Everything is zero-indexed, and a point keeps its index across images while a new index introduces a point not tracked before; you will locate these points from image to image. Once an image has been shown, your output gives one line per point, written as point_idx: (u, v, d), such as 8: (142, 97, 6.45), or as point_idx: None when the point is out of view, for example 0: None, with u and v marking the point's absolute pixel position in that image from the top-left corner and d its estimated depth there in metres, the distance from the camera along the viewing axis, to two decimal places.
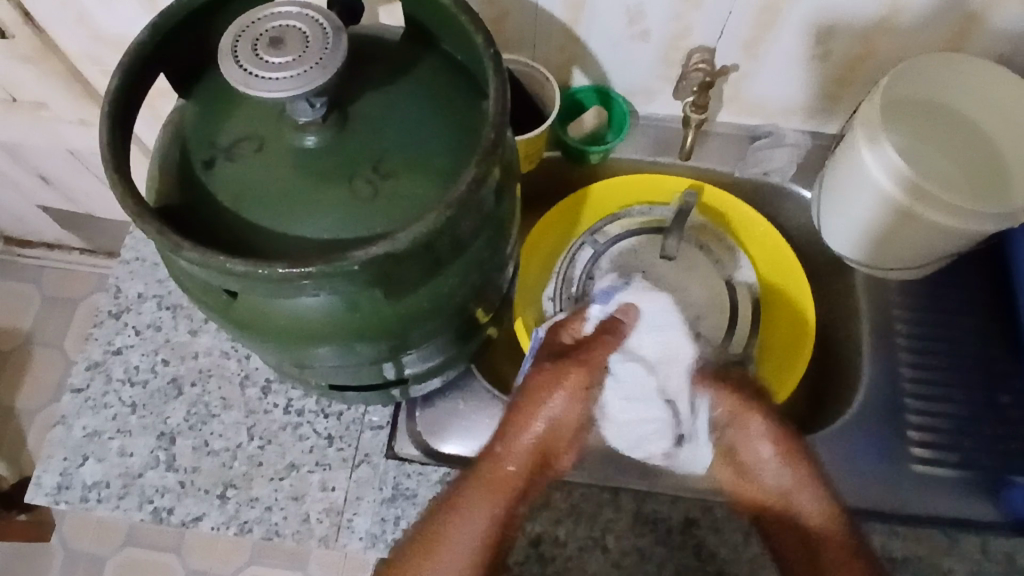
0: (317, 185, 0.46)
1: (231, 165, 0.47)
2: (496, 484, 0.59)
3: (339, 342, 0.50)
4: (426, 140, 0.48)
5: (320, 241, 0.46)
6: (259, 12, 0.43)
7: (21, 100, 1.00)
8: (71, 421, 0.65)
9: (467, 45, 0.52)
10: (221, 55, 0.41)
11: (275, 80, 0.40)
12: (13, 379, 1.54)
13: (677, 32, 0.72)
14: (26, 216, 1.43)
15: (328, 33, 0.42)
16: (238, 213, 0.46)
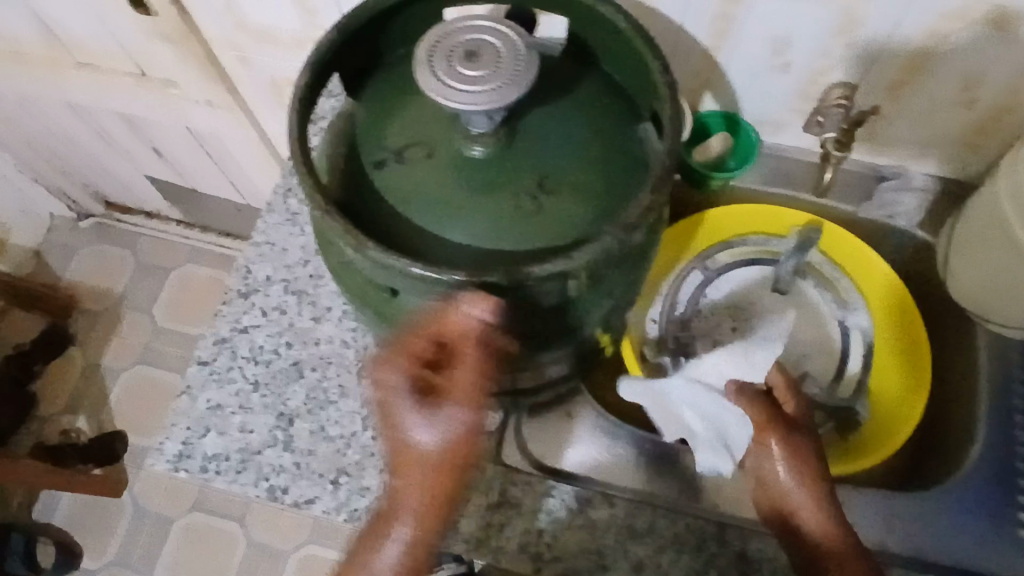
0: (482, 195, 0.47)
1: (401, 167, 0.48)
2: (382, 520, 0.59)
3: (484, 348, 0.51)
4: (592, 160, 0.49)
5: (489, 254, 0.46)
6: (453, 24, 0.44)
7: (153, 77, 1.04)
8: (195, 393, 0.68)
9: (634, 66, 0.52)
10: (418, 65, 0.43)
11: (469, 94, 0.41)
12: (102, 338, 1.61)
13: (820, 65, 0.70)
14: (131, 183, 1.49)
15: (522, 51, 0.42)
16: (405, 216, 0.47)
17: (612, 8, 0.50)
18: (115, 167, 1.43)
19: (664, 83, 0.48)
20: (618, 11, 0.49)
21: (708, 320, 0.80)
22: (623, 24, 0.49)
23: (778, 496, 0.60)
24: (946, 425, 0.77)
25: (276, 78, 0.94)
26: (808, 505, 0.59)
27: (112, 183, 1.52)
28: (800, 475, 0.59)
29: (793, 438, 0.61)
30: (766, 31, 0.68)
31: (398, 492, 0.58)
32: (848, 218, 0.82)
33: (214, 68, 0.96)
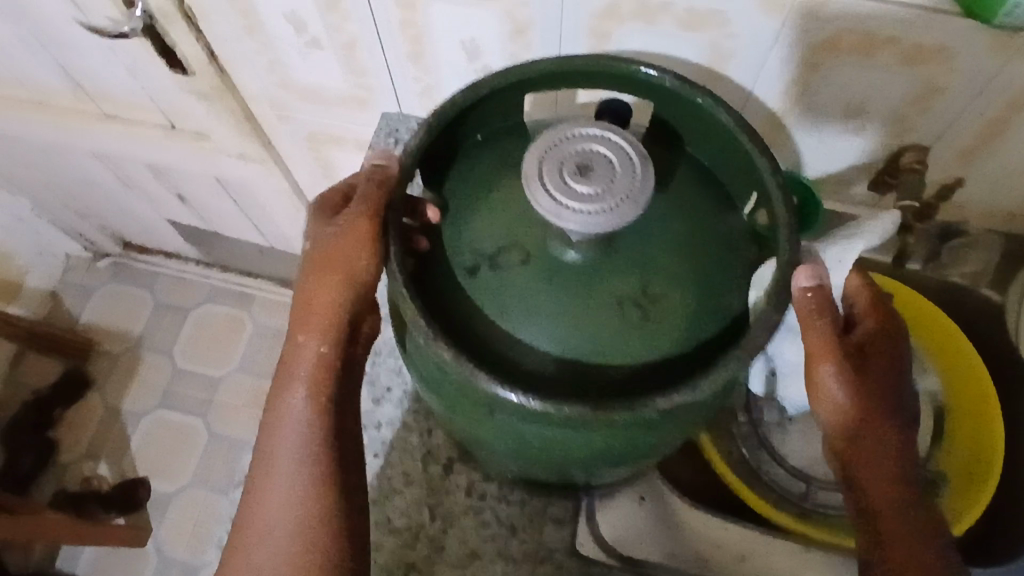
0: (585, 305, 0.44)
1: (494, 275, 0.45)
2: (290, 369, 0.52)
3: (585, 459, 0.48)
4: (695, 264, 0.46)
5: (599, 373, 0.44)
6: (561, 131, 0.41)
7: (183, 128, 1.01)
8: None
9: (733, 157, 0.49)
10: (525, 173, 0.40)
11: (586, 215, 0.38)
12: (121, 380, 1.58)
13: (894, 130, 0.68)
14: (150, 224, 1.46)
15: (636, 166, 0.40)
16: (505, 329, 0.44)
17: (714, 100, 0.46)
18: (135, 210, 1.40)
19: (776, 186, 0.45)
20: (722, 103, 0.46)
21: None
22: (727, 118, 0.46)
23: (837, 420, 0.53)
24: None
25: (315, 134, 0.91)
26: (863, 432, 0.53)
27: (131, 224, 1.49)
28: (856, 407, 0.52)
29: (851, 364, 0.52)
30: (841, 97, 0.65)
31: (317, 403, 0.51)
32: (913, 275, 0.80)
33: (250, 123, 0.93)
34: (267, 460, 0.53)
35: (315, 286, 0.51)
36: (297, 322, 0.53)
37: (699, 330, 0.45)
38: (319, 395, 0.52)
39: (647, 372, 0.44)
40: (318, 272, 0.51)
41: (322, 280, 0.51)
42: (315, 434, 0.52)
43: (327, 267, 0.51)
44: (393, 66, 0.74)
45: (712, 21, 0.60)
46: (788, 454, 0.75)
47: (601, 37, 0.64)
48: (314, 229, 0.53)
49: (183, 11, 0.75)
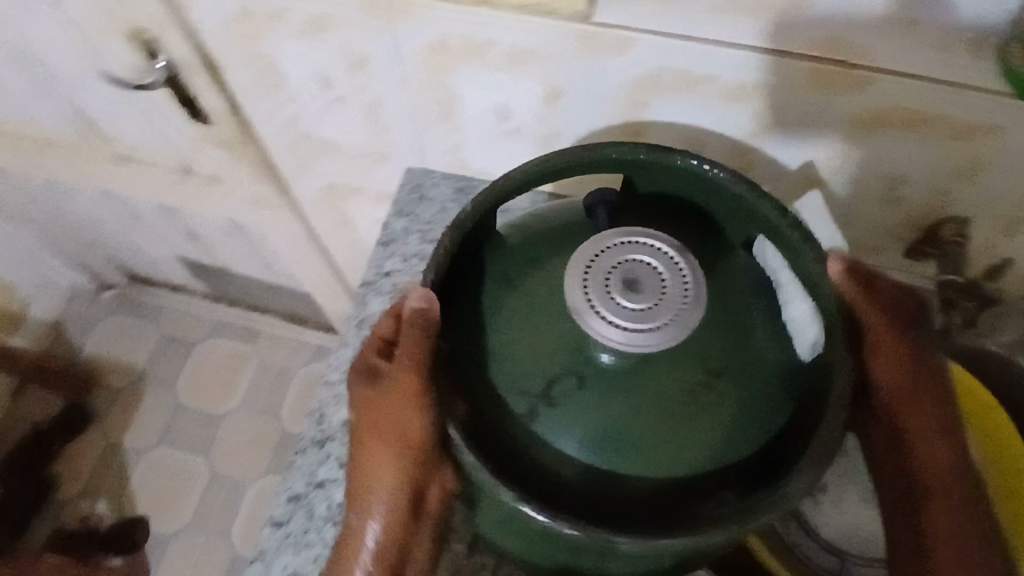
0: (625, 412, 0.42)
1: (528, 374, 0.43)
2: (362, 503, 0.52)
3: (640, 570, 0.47)
4: (740, 363, 0.44)
5: (644, 488, 0.42)
6: (590, 252, 0.44)
7: (198, 172, 0.99)
8: (270, 559, 0.62)
9: (782, 248, 0.48)
10: (572, 283, 0.43)
11: (658, 330, 0.41)
12: (122, 416, 1.55)
13: (934, 201, 0.67)
14: (158, 259, 1.44)
15: (683, 281, 0.43)
16: (543, 436, 0.43)
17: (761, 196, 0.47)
18: (144, 245, 1.38)
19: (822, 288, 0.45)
20: (767, 198, 0.46)
21: None
22: (768, 211, 0.47)
23: (887, 386, 0.56)
24: None
25: (334, 185, 0.89)
26: (895, 367, 0.55)
27: (138, 258, 1.47)
28: (899, 365, 0.55)
29: (877, 302, 0.54)
30: (881, 169, 0.64)
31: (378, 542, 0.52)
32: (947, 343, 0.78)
33: (268, 172, 0.91)
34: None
35: (370, 430, 0.51)
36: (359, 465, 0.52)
37: (737, 443, 0.43)
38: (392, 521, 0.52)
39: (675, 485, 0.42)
40: (372, 424, 0.51)
41: (375, 430, 0.51)
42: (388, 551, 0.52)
43: (377, 417, 0.50)
44: (420, 125, 0.73)
45: (756, 94, 0.59)
46: (818, 526, 0.74)
47: (639, 106, 0.63)
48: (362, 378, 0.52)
49: (208, 65, 0.74)
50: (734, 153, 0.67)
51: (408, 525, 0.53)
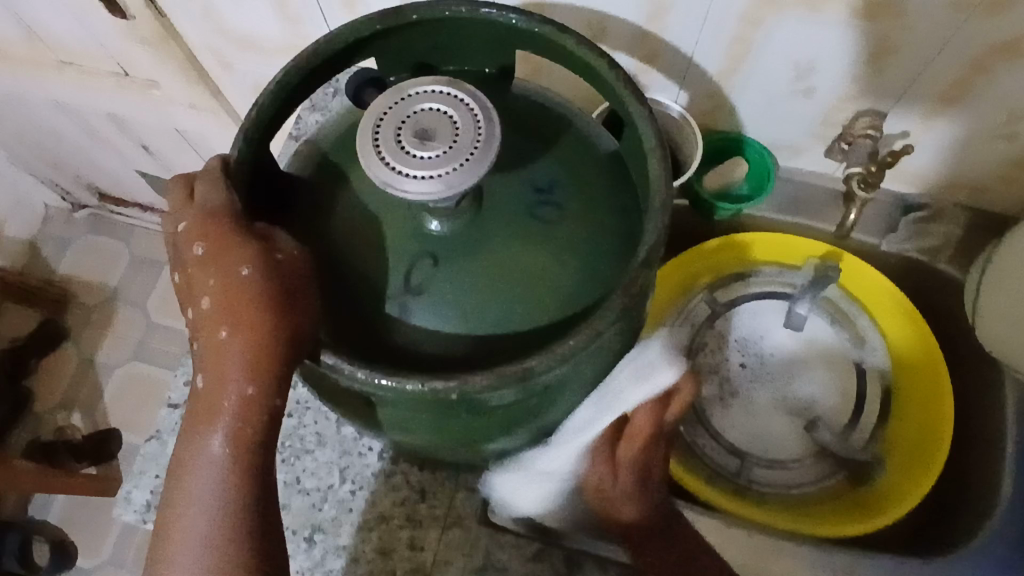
0: (448, 271, 0.41)
1: (351, 238, 0.42)
2: (204, 409, 0.37)
3: (491, 438, 0.45)
4: (571, 230, 0.43)
5: (465, 345, 0.41)
6: (367, 123, 0.37)
7: (133, 76, 0.97)
8: (165, 438, 0.64)
9: (636, 139, 0.45)
10: (364, 155, 0.36)
11: (471, 162, 0.35)
12: (95, 334, 1.57)
13: (847, 93, 0.65)
14: (122, 177, 1.43)
15: (480, 123, 0.37)
16: (365, 297, 0.42)
17: (605, 61, 0.43)
18: (106, 163, 1.37)
19: (652, 152, 0.41)
20: (613, 64, 0.43)
21: (715, 357, 0.77)
22: (603, 67, 0.43)
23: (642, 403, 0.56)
24: (974, 475, 0.71)
25: (259, 84, 0.88)
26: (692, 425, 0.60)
27: (103, 178, 1.46)
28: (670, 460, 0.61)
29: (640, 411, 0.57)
30: (789, 57, 0.62)
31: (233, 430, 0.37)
32: (870, 250, 0.76)
33: (195, 72, 0.89)
34: (178, 503, 0.38)
35: (215, 315, 0.37)
36: (201, 365, 0.37)
37: (572, 299, 0.42)
38: (245, 439, 0.37)
39: (502, 348, 0.41)
40: (219, 307, 0.36)
41: (226, 317, 0.36)
42: (236, 477, 0.38)
43: (227, 298, 0.36)
44: (327, 14, 0.72)
45: None
46: (724, 428, 0.74)
47: None
48: (201, 246, 0.37)
49: None
50: (638, 43, 0.64)
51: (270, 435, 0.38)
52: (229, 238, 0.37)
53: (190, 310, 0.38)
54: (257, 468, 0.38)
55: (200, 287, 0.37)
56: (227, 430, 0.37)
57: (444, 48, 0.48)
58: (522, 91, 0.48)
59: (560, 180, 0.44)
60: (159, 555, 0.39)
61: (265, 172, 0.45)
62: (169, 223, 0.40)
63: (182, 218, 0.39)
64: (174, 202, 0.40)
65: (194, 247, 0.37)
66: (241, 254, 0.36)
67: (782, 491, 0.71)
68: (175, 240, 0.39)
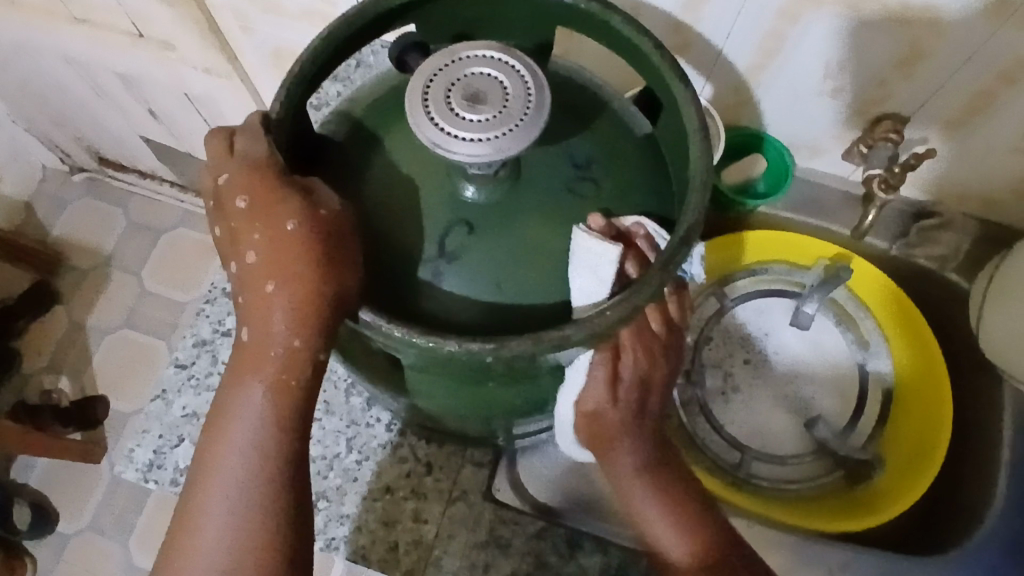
0: (483, 238, 0.41)
1: (385, 201, 0.42)
2: (248, 361, 0.37)
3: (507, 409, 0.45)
4: (606, 207, 0.43)
5: (495, 313, 0.41)
6: (417, 82, 0.37)
7: (148, 36, 0.95)
8: (170, 397, 0.63)
9: (675, 121, 0.45)
10: (413, 114, 0.36)
11: (520, 129, 0.36)
12: (88, 298, 1.55)
13: (872, 95, 0.65)
14: (125, 141, 1.41)
15: (530, 91, 0.37)
16: (397, 260, 0.42)
17: (651, 41, 0.44)
18: (108, 125, 1.34)
19: (694, 133, 0.42)
20: (659, 45, 0.44)
21: (720, 350, 0.77)
22: (648, 46, 0.44)
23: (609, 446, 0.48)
24: (966, 481, 0.73)
25: (278, 49, 0.88)
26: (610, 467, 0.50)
27: (104, 140, 1.43)
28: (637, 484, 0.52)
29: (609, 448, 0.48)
30: (818, 55, 0.63)
31: (279, 383, 0.36)
32: (880, 254, 0.78)
33: (213, 33, 0.88)
34: (217, 449, 0.38)
35: (261, 270, 0.35)
36: (246, 319, 0.37)
37: (602, 275, 0.42)
38: (289, 393, 0.37)
39: (533, 317, 0.41)
40: (266, 261, 0.35)
41: (274, 273, 0.35)
42: (277, 427, 0.38)
43: (275, 252, 0.35)
44: None
45: None
46: (726, 421, 0.75)
47: None
48: (245, 199, 0.36)
49: None
50: (670, 31, 0.64)
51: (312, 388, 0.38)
52: (275, 190, 0.35)
53: (235, 262, 0.37)
54: (298, 421, 0.38)
55: (246, 239, 0.36)
56: (271, 383, 0.36)
57: (486, 18, 0.48)
58: (560, 68, 0.49)
59: (598, 157, 0.44)
60: (195, 495, 0.39)
61: (301, 130, 0.45)
62: (208, 173, 0.38)
63: (222, 169, 0.37)
64: (213, 151, 0.38)
65: (238, 200, 0.36)
66: (289, 208, 0.35)
67: (781, 485, 0.72)
68: (216, 191, 0.37)
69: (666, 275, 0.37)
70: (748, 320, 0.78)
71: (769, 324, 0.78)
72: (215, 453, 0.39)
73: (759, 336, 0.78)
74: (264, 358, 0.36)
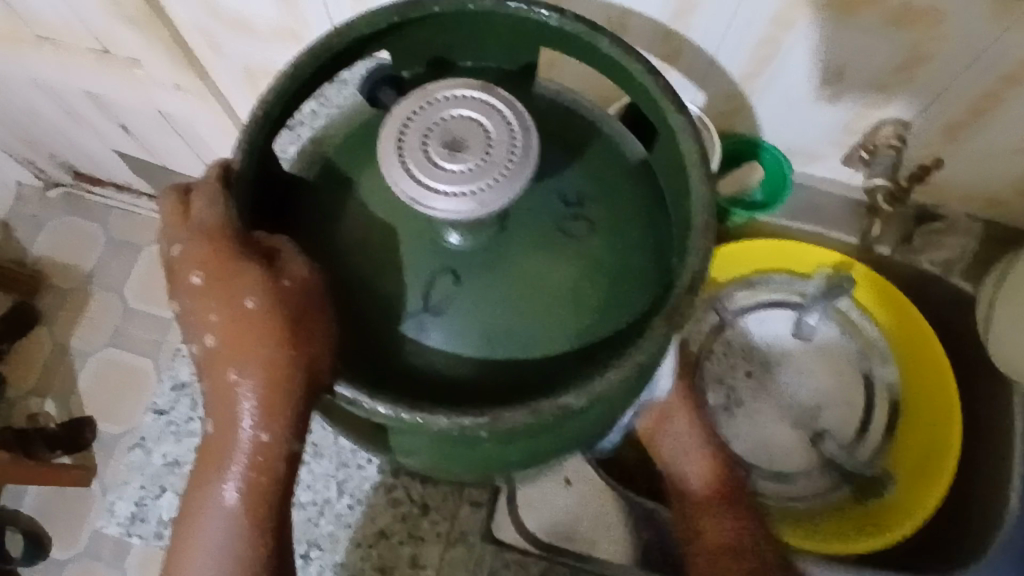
0: (470, 290, 0.38)
1: (363, 252, 0.39)
2: (212, 455, 0.34)
3: (507, 467, 0.43)
4: (601, 250, 0.40)
5: (487, 371, 0.38)
6: (391, 128, 0.34)
7: (114, 53, 0.90)
8: (150, 446, 0.60)
9: (670, 148, 0.42)
10: (387, 165, 0.33)
11: (505, 179, 0.33)
12: (69, 317, 1.45)
13: (872, 99, 0.62)
14: (99, 158, 1.36)
15: (515, 135, 0.34)
16: (379, 317, 0.39)
17: (643, 65, 0.41)
18: (81, 142, 1.29)
19: (694, 166, 0.39)
20: (652, 68, 0.41)
21: (723, 363, 0.75)
22: (639, 70, 0.41)
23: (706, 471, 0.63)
24: (981, 489, 0.71)
25: (250, 66, 0.84)
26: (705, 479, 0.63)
27: (78, 158, 1.38)
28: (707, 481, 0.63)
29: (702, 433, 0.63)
30: (816, 60, 0.59)
31: (248, 476, 0.34)
32: (883, 259, 0.75)
33: (182, 52, 0.84)
34: (188, 551, 0.36)
35: (222, 353, 0.33)
36: (211, 409, 0.34)
37: (599, 324, 0.39)
38: (260, 490, 0.34)
39: (527, 377, 0.38)
40: (226, 344, 0.33)
41: (235, 359, 0.33)
42: (251, 522, 0.35)
43: (235, 335, 0.33)
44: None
45: None
46: (731, 438, 0.72)
47: None
48: (199, 274, 0.34)
49: None
50: (661, 40, 0.61)
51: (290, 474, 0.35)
52: (232, 263, 0.33)
53: (194, 344, 0.34)
54: (271, 518, 0.35)
55: (203, 318, 0.34)
56: (238, 479, 0.34)
57: (463, 42, 0.45)
58: (546, 91, 0.45)
59: (590, 193, 0.41)
60: None
61: (269, 174, 0.41)
62: (162, 244, 0.36)
63: (176, 240, 0.35)
64: (167, 218, 0.36)
65: (193, 275, 0.34)
66: (248, 283, 0.33)
67: (786, 505, 0.70)
68: (170, 264, 0.35)
69: (671, 328, 0.35)
70: (752, 334, 0.75)
71: (773, 336, 0.75)
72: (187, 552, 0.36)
73: (764, 349, 0.75)
74: (230, 449, 0.33)
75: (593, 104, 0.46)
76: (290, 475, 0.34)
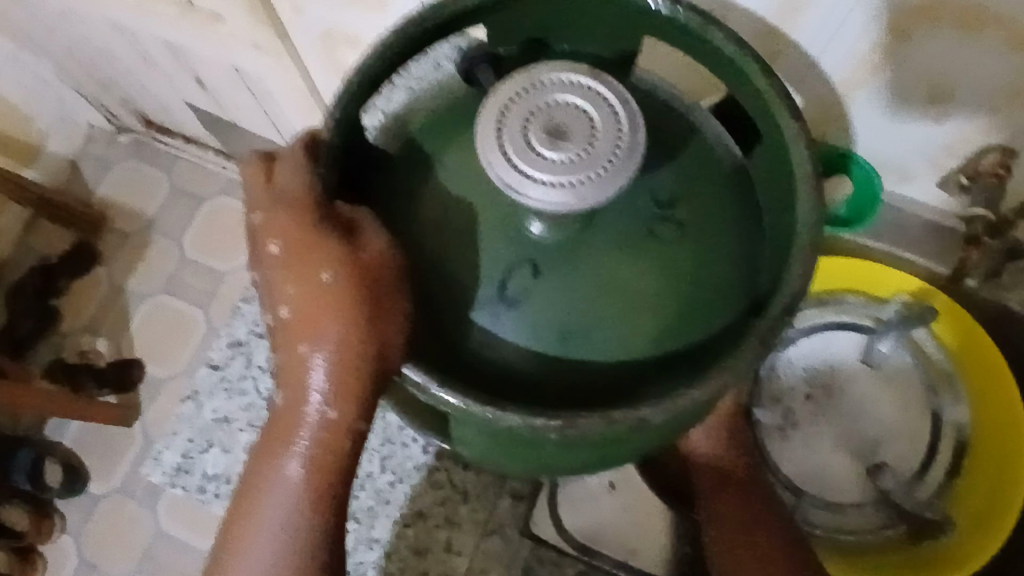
0: (550, 285, 0.37)
1: (442, 232, 0.38)
2: (280, 430, 0.35)
3: (566, 471, 0.41)
4: (689, 256, 0.38)
5: (559, 372, 0.37)
6: (491, 109, 0.32)
7: (196, 5, 0.90)
8: (202, 400, 0.61)
9: (777, 154, 0.40)
10: (484, 148, 0.32)
11: (606, 173, 0.31)
12: (127, 260, 1.48)
13: (982, 121, 0.58)
14: (169, 107, 1.37)
15: (621, 127, 0.32)
16: (453, 304, 0.37)
17: (756, 65, 0.38)
18: (155, 91, 1.31)
19: (803, 179, 0.37)
20: (767, 70, 0.38)
21: (781, 383, 0.72)
22: (752, 71, 0.38)
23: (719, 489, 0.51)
24: None
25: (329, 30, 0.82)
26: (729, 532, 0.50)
27: (149, 107, 1.40)
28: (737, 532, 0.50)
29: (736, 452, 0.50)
30: (930, 70, 0.55)
31: (313, 452, 0.34)
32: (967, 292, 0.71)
33: (264, 10, 0.84)
34: (250, 523, 0.36)
35: (298, 327, 0.33)
36: (282, 381, 0.34)
37: (680, 334, 0.37)
38: (324, 466, 0.34)
39: (598, 384, 0.37)
40: (301, 318, 0.33)
41: (308, 334, 0.33)
42: (311, 500, 0.35)
43: (311, 307, 0.33)
44: None
45: None
46: (783, 462, 0.69)
47: None
48: (277, 243, 0.33)
49: None
50: (762, 36, 0.57)
51: (353, 456, 0.35)
52: (312, 234, 0.33)
53: (269, 315, 0.34)
54: (334, 493, 0.35)
55: (279, 289, 0.34)
56: (306, 454, 0.34)
57: (563, 25, 0.43)
58: (643, 82, 0.43)
59: (684, 195, 0.39)
60: (226, 560, 0.37)
61: (352, 143, 0.40)
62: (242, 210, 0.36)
63: (256, 207, 0.35)
64: (247, 183, 0.36)
65: (271, 244, 0.33)
66: (325, 255, 0.32)
67: (833, 536, 0.67)
68: (249, 231, 0.35)
69: (760, 351, 0.34)
70: (814, 355, 0.72)
71: (837, 358, 0.72)
72: (248, 521, 0.36)
73: (827, 372, 0.71)
74: (299, 423, 0.34)
75: (694, 102, 0.43)
76: (355, 453, 0.34)
